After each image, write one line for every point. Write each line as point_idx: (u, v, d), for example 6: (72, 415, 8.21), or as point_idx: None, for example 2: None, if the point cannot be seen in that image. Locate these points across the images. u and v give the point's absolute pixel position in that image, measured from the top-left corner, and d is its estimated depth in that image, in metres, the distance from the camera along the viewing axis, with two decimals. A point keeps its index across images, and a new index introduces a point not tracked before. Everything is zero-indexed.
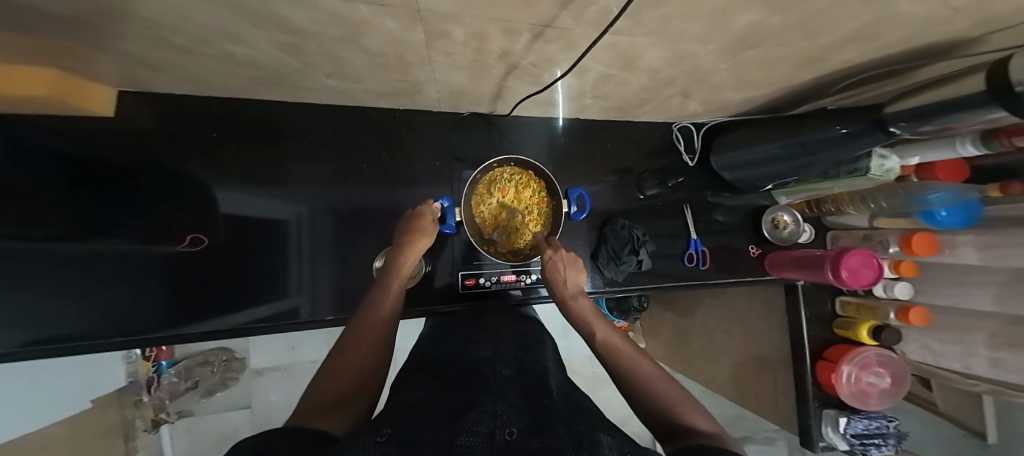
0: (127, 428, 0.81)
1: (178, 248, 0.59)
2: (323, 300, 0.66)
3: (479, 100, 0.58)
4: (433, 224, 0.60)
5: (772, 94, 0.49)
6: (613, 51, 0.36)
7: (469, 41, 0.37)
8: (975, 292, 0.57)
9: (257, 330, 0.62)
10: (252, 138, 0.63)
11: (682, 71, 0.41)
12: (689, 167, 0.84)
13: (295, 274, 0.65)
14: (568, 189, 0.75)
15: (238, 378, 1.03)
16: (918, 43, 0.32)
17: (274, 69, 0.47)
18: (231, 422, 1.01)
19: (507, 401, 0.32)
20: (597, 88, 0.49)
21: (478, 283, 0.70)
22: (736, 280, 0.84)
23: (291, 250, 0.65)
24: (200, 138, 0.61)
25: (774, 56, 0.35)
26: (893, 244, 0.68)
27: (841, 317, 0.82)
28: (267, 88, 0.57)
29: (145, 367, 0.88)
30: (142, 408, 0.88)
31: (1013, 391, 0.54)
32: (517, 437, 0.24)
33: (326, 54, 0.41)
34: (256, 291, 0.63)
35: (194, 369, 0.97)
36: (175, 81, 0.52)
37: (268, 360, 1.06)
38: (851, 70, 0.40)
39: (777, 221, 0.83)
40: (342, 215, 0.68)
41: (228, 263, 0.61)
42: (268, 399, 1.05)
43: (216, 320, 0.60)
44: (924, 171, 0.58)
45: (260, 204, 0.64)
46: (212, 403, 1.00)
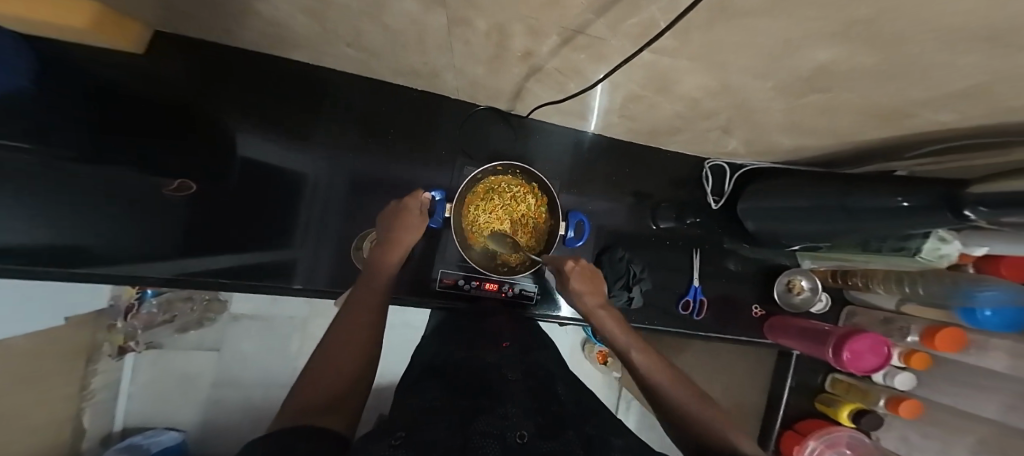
0: (91, 351, 0.76)
1: (167, 191, 0.56)
2: (322, 267, 0.65)
3: (496, 96, 0.54)
4: (419, 219, 0.58)
5: (829, 145, 0.43)
6: (649, 71, 0.32)
7: (491, 34, 0.33)
8: (981, 398, 0.55)
9: (246, 285, 0.61)
10: (266, 93, 0.60)
11: (726, 105, 0.36)
12: (711, 209, 0.76)
13: (300, 232, 0.64)
14: (569, 213, 0.70)
15: (215, 320, 0.95)
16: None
17: (294, 30, 0.44)
18: (199, 364, 0.95)
19: (516, 401, 0.33)
20: (626, 107, 0.44)
21: (455, 285, 0.66)
22: (727, 336, 0.77)
23: (301, 220, 0.64)
24: (219, 84, 0.57)
25: (838, 104, 0.29)
26: (915, 334, 0.62)
27: (826, 393, 0.79)
28: (289, 47, 0.54)
29: (129, 291, 0.81)
30: (113, 334, 0.82)
31: None
32: (527, 440, 0.27)
33: (344, 24, 0.38)
34: (260, 240, 0.62)
35: (175, 304, 0.88)
36: (198, 29, 0.50)
37: (249, 306, 0.97)
38: (926, 135, 0.34)
39: (793, 285, 0.75)
40: (356, 184, 0.66)
41: (238, 209, 0.61)
42: (240, 349, 0.97)
43: (218, 267, 0.60)
44: (986, 264, 0.52)
45: (270, 154, 0.61)
46: (185, 339, 0.93)
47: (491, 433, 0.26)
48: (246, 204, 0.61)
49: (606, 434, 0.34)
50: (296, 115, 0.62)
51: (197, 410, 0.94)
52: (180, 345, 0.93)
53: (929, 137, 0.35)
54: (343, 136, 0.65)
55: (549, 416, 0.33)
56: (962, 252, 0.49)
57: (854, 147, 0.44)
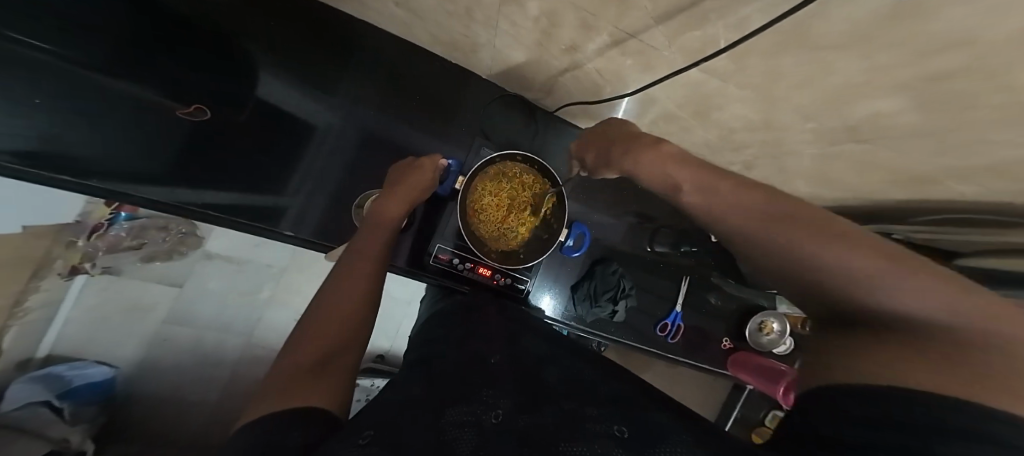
0: (41, 266, 0.70)
1: (174, 112, 0.48)
2: (312, 217, 0.59)
3: (529, 86, 0.53)
4: (432, 183, 0.55)
5: (838, 197, 0.45)
6: (691, 89, 0.32)
7: (540, 19, 0.32)
8: None
9: (228, 222, 0.54)
10: (289, 28, 0.56)
11: (759, 139, 0.36)
12: (709, 242, 0.78)
13: (299, 173, 0.59)
14: (573, 222, 0.70)
15: (186, 255, 0.90)
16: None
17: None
18: (154, 297, 0.89)
19: (497, 385, 0.30)
20: (655, 124, 0.44)
21: (449, 262, 0.63)
22: (698, 364, 0.78)
23: (304, 159, 0.59)
24: (237, 8, 0.52)
25: (858, 154, 0.31)
26: None
27: (763, 427, 0.95)
28: None
29: (101, 212, 0.74)
30: (70, 252, 0.75)
31: None
32: (503, 421, 0.24)
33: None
34: (256, 180, 0.56)
35: (149, 231, 0.83)
36: None
37: (225, 248, 0.92)
38: (926, 202, 0.37)
39: (765, 326, 0.77)
40: (369, 140, 0.63)
41: (236, 144, 0.55)
42: (206, 288, 0.92)
43: (207, 194, 0.53)
44: None
45: (276, 93, 0.56)
46: (147, 271, 0.87)
47: (468, 422, 0.24)
48: (249, 140, 0.56)
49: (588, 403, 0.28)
50: (319, 62, 0.58)
51: (140, 345, 0.89)
52: (139, 274, 0.87)
53: (940, 205, 0.37)
54: (362, 97, 0.62)
55: (528, 392, 0.30)
56: None
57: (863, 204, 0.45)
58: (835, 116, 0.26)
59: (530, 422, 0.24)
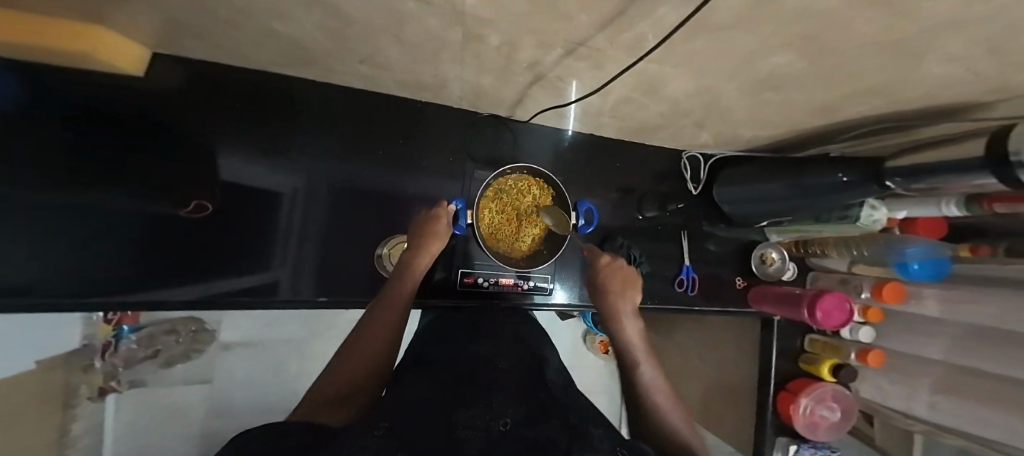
0: (67, 395, 0.73)
1: (178, 212, 0.53)
2: (306, 279, 0.63)
3: (498, 103, 0.59)
4: (447, 228, 0.60)
5: (785, 134, 0.52)
6: (641, 76, 0.37)
7: (501, 48, 0.35)
8: (928, 342, 0.65)
9: (238, 302, 0.59)
10: (258, 103, 0.59)
11: (703, 103, 0.42)
12: (692, 194, 0.85)
13: (283, 245, 0.62)
14: (578, 202, 0.76)
15: (204, 350, 0.97)
16: (934, 103, 0.34)
17: (302, 49, 0.42)
18: (192, 399, 0.95)
19: (504, 392, 0.34)
20: (617, 109, 0.50)
21: (475, 282, 0.70)
22: (721, 308, 0.85)
23: (280, 227, 0.61)
24: (206, 101, 0.55)
25: (788, 99, 0.37)
26: (867, 290, 0.71)
27: (807, 353, 0.87)
28: (289, 65, 0.52)
29: (103, 331, 0.81)
30: (90, 375, 0.80)
31: (944, 432, 0.64)
32: (510, 428, 0.27)
33: (365, 43, 0.37)
34: (257, 260, 0.60)
35: (158, 337, 0.90)
36: (211, 52, 0.48)
37: (239, 334, 1.01)
38: (852, 122, 0.45)
39: (765, 257, 0.85)
40: (342, 196, 0.65)
41: (228, 233, 0.58)
42: (235, 374, 1.00)
43: (203, 287, 0.56)
44: (907, 225, 0.60)
45: (244, 171, 0.58)
46: (170, 374, 0.93)
47: (476, 425, 0.27)
48: (237, 225, 0.58)
49: (588, 424, 0.31)
50: (276, 133, 0.60)
51: (187, 444, 0.93)
52: (165, 380, 0.93)
53: (867, 119, 0.44)
54: (323, 153, 0.64)
55: (533, 404, 0.33)
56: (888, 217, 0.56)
57: (803, 135, 0.53)
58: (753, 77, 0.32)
59: (532, 431, 0.27)
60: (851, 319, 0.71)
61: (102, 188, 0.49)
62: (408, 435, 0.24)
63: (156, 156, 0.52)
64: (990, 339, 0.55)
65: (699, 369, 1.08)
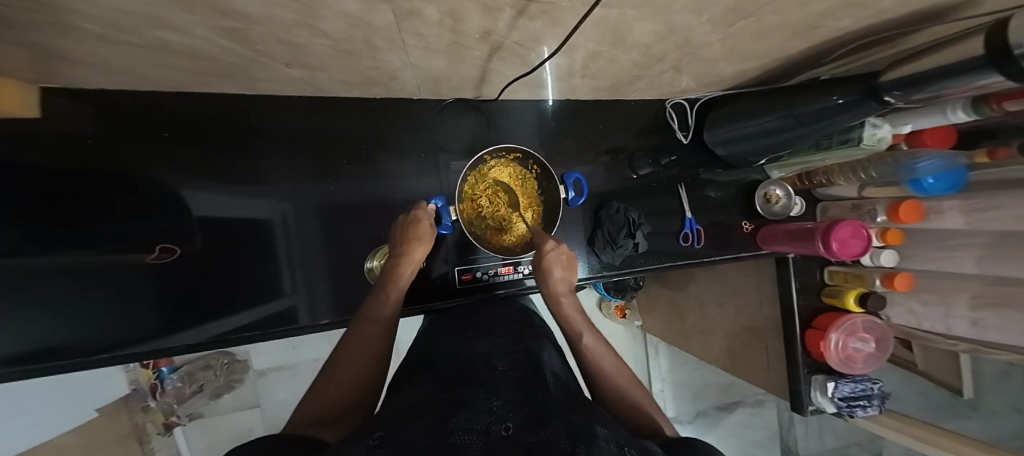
0: (140, 434, 0.94)
1: (148, 260, 0.55)
2: (322, 299, 0.65)
3: (463, 83, 0.56)
4: (430, 230, 0.60)
5: (769, 63, 0.49)
6: (602, 24, 0.34)
7: (443, 20, 0.32)
8: (956, 257, 0.63)
9: (243, 338, 0.60)
10: (220, 136, 0.58)
11: (672, 45, 0.39)
12: (683, 144, 0.81)
13: (289, 274, 0.63)
14: (566, 173, 0.73)
15: (243, 379, 1.09)
16: (927, 0, 0.31)
17: (223, 59, 0.40)
18: (247, 423, 1.10)
19: (503, 397, 0.32)
20: (586, 67, 0.47)
21: (474, 277, 0.70)
22: (732, 256, 0.83)
23: (282, 257, 0.63)
24: (168, 144, 0.55)
25: (764, 25, 0.34)
26: (882, 213, 0.67)
27: (829, 286, 0.86)
28: (222, 80, 0.49)
29: (145, 375, 0.94)
30: (152, 413, 0.97)
31: (989, 348, 0.63)
32: (511, 432, 0.24)
33: (282, 42, 0.35)
34: (251, 295, 0.61)
35: (196, 374, 1.01)
36: (125, 79, 0.46)
37: (270, 361, 1.11)
38: (843, 38, 0.41)
39: (769, 196, 0.81)
40: (330, 215, 0.65)
41: (207, 273, 0.58)
42: (277, 396, 1.12)
43: (198, 330, 0.58)
44: (913, 139, 0.57)
45: (224, 204, 0.59)
46: (219, 404, 1.06)
47: (473, 428, 0.24)
48: (218, 263, 0.59)
49: (591, 423, 0.28)
50: (240, 162, 0.60)
51: None
52: (218, 410, 1.07)
53: (858, 33, 0.40)
54: (295, 174, 0.63)
55: (535, 406, 0.31)
56: (893, 133, 0.52)
57: (790, 59, 0.49)
58: (716, 6, 0.28)
59: (535, 434, 0.24)
60: (869, 245, 0.68)
61: (65, 251, 0.50)
62: (402, 444, 0.21)
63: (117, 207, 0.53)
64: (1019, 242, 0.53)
65: (720, 317, 1.08)
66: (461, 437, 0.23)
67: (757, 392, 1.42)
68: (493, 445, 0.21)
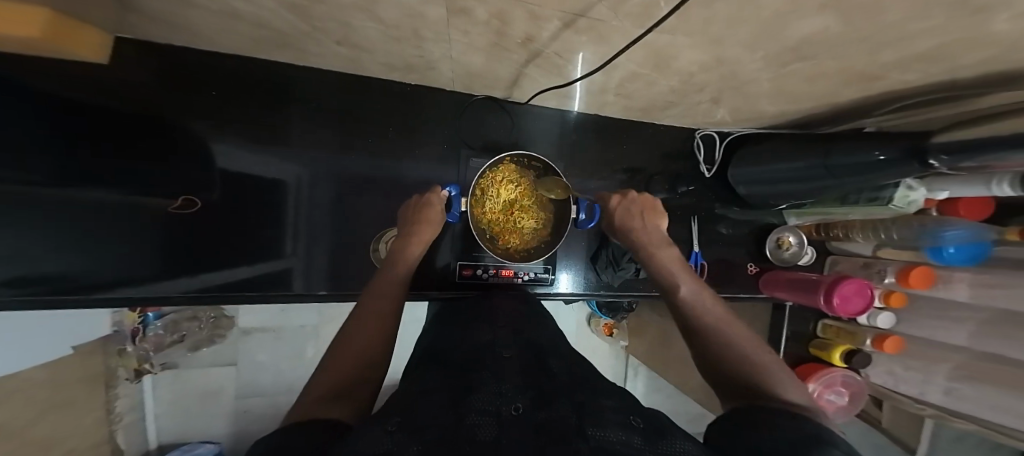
0: (109, 377, 0.88)
1: (170, 209, 0.54)
2: (319, 268, 0.64)
3: (495, 83, 0.55)
4: (439, 214, 0.61)
5: (814, 107, 0.48)
6: (651, 49, 0.33)
7: (492, 21, 0.31)
8: (950, 328, 0.63)
9: (236, 297, 0.59)
10: (241, 91, 0.56)
11: (717, 76, 0.38)
12: (704, 177, 0.81)
13: (293, 239, 0.62)
14: (581, 196, 0.72)
15: (226, 336, 1.08)
16: (993, 71, 0.30)
17: (267, 28, 0.39)
18: (219, 379, 1.10)
19: (513, 380, 0.31)
20: (623, 86, 0.46)
21: (474, 274, 0.70)
22: (730, 295, 0.82)
23: (289, 222, 0.62)
24: (194, 92, 0.54)
25: (822, 69, 0.33)
26: (891, 276, 0.66)
27: (819, 339, 0.84)
28: (269, 49, 0.49)
29: (129, 317, 0.92)
30: (125, 358, 0.93)
31: (955, 417, 0.63)
32: (521, 413, 0.23)
33: (330, 20, 0.34)
34: (249, 253, 0.60)
35: (182, 324, 1.01)
36: (162, 32, 0.45)
37: (256, 321, 1.11)
38: (899, 93, 0.39)
39: (781, 241, 0.80)
40: (342, 185, 0.64)
41: (214, 226, 0.58)
42: (255, 359, 1.12)
43: (192, 280, 0.57)
44: (947, 205, 0.55)
45: (243, 161, 0.58)
46: (196, 357, 1.06)
47: (488, 410, 0.23)
48: (227, 218, 0.58)
49: (599, 396, 0.28)
50: (258, 122, 0.58)
51: (224, 420, 1.10)
52: (194, 363, 1.07)
53: (915, 90, 0.39)
54: (314, 143, 0.62)
55: (542, 387, 0.30)
56: (926, 197, 0.51)
57: (838, 106, 0.48)
58: (776, 44, 0.27)
59: (546, 413, 0.23)
60: (870, 304, 0.67)
61: (84, 188, 0.49)
62: (421, 424, 0.21)
63: (133, 149, 0.51)
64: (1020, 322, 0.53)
65: None
66: (474, 418, 0.22)
67: None
68: (507, 426, 0.21)
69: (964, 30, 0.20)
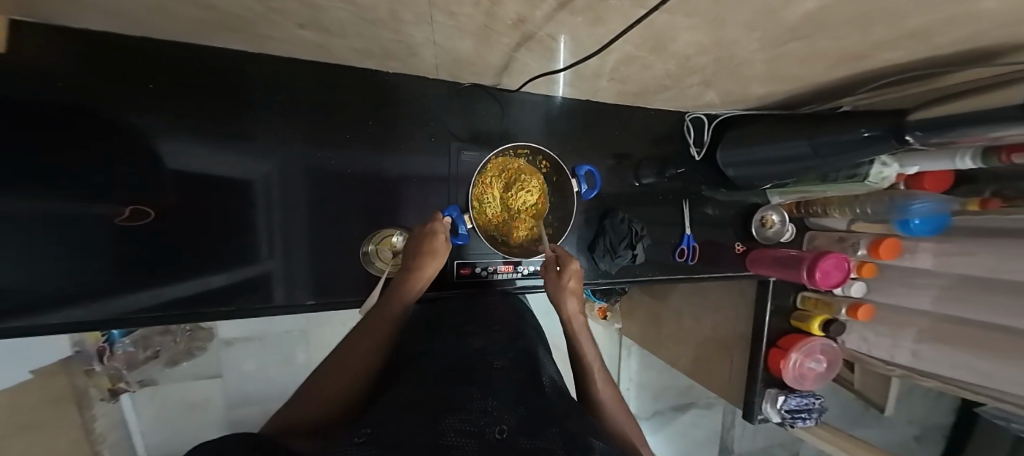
0: (79, 398, 0.83)
1: (114, 221, 0.48)
2: (300, 269, 0.61)
3: (485, 68, 0.53)
4: (445, 245, 0.56)
5: (798, 88, 0.49)
6: (650, 31, 0.32)
7: (482, 2, 0.29)
8: (915, 293, 0.69)
9: (205, 313, 0.55)
10: (200, 80, 0.51)
11: (711, 58, 0.38)
12: (694, 160, 0.83)
13: (267, 239, 0.58)
14: (577, 165, 0.73)
15: (205, 348, 1.03)
16: (966, 46, 0.31)
17: (223, 11, 0.35)
18: (204, 391, 1.05)
19: (499, 396, 0.31)
20: (618, 70, 0.46)
21: (472, 272, 0.69)
22: (718, 275, 0.85)
23: (261, 223, 0.58)
24: (144, 82, 0.48)
25: (813, 49, 0.33)
26: (864, 248, 0.71)
27: (799, 311, 0.89)
28: (212, 29, 0.42)
29: (93, 336, 0.85)
30: (97, 378, 0.88)
31: (920, 375, 0.73)
32: (505, 436, 0.24)
33: (296, 1, 0.30)
34: (219, 263, 0.56)
35: (153, 339, 0.93)
36: (110, 20, 0.40)
37: (237, 331, 1.05)
38: (879, 71, 0.41)
39: (765, 220, 0.84)
40: (320, 181, 0.61)
41: (176, 235, 0.52)
42: (242, 367, 1.07)
43: (154, 293, 0.52)
44: (913, 180, 0.60)
45: (198, 161, 0.52)
46: (177, 371, 1.00)
47: (467, 431, 0.24)
48: (189, 226, 0.53)
49: (587, 433, 0.28)
50: (224, 118, 0.53)
51: (217, 430, 1.07)
52: (174, 378, 1.01)
53: (891, 69, 0.40)
54: (286, 138, 0.58)
55: (532, 409, 0.31)
56: (899, 173, 0.55)
57: (819, 87, 0.49)
58: (776, 23, 0.27)
59: (529, 441, 0.24)
60: (847, 276, 0.73)
61: (20, 194, 0.42)
62: (392, 437, 0.22)
63: (73, 149, 0.45)
64: (982, 287, 0.59)
65: (694, 328, 1.13)
66: (452, 440, 0.22)
67: (709, 395, 1.52)
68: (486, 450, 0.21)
69: (957, 6, 0.21)
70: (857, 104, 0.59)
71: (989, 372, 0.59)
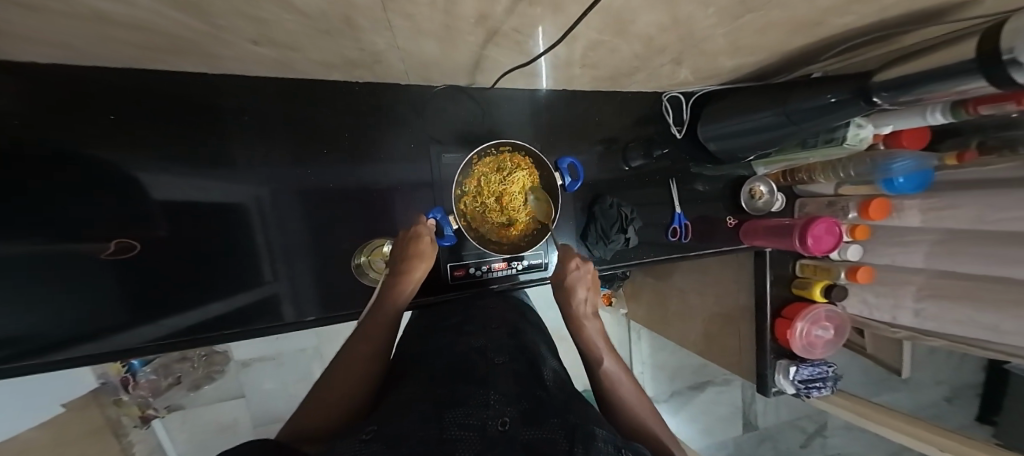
0: (114, 427, 0.87)
1: (103, 256, 0.49)
2: (305, 288, 0.62)
3: (457, 67, 0.53)
4: (431, 247, 0.58)
5: (765, 58, 0.50)
6: (608, 15, 0.33)
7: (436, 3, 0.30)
8: (908, 251, 0.69)
9: (210, 338, 0.56)
10: (182, 108, 0.52)
11: (675, 37, 0.39)
12: (676, 139, 0.83)
13: (269, 262, 0.60)
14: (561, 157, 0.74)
15: (224, 370, 1.05)
16: (921, 4, 0.31)
17: (178, 35, 0.35)
18: (230, 413, 1.07)
19: (500, 390, 0.32)
20: (586, 56, 0.46)
21: (467, 272, 0.70)
22: (714, 250, 0.86)
23: (261, 246, 0.59)
24: (127, 116, 0.49)
25: (770, 19, 0.34)
26: (853, 210, 0.72)
27: (799, 278, 0.90)
28: (168, 54, 0.43)
29: (114, 367, 0.87)
30: (126, 406, 0.91)
31: (924, 335, 0.72)
32: (509, 426, 0.24)
33: (238, 16, 0.29)
34: (219, 287, 0.57)
35: (173, 366, 0.95)
36: (82, 57, 0.41)
37: (251, 351, 1.07)
38: (842, 35, 0.41)
39: (754, 191, 0.84)
40: (312, 198, 0.62)
41: (172, 264, 0.53)
42: (262, 386, 1.09)
43: (160, 325, 0.53)
44: (891, 139, 0.60)
45: (186, 190, 0.53)
46: (200, 396, 1.02)
47: (473, 423, 0.24)
48: (183, 253, 0.54)
49: (589, 421, 0.29)
50: (207, 142, 0.54)
51: None
52: (200, 401, 1.03)
53: (853, 32, 0.41)
54: (271, 157, 0.58)
55: (535, 401, 0.32)
56: (875, 133, 0.55)
57: (787, 55, 0.49)
58: None
59: (534, 430, 0.24)
60: (839, 240, 0.73)
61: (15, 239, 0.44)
62: (393, 433, 0.23)
63: (65, 188, 0.46)
64: (970, 239, 0.59)
65: (698, 305, 1.14)
66: (457, 431, 0.23)
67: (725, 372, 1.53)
68: (489, 437, 0.22)
69: None
70: (827, 70, 0.59)
71: (1000, 326, 0.57)
